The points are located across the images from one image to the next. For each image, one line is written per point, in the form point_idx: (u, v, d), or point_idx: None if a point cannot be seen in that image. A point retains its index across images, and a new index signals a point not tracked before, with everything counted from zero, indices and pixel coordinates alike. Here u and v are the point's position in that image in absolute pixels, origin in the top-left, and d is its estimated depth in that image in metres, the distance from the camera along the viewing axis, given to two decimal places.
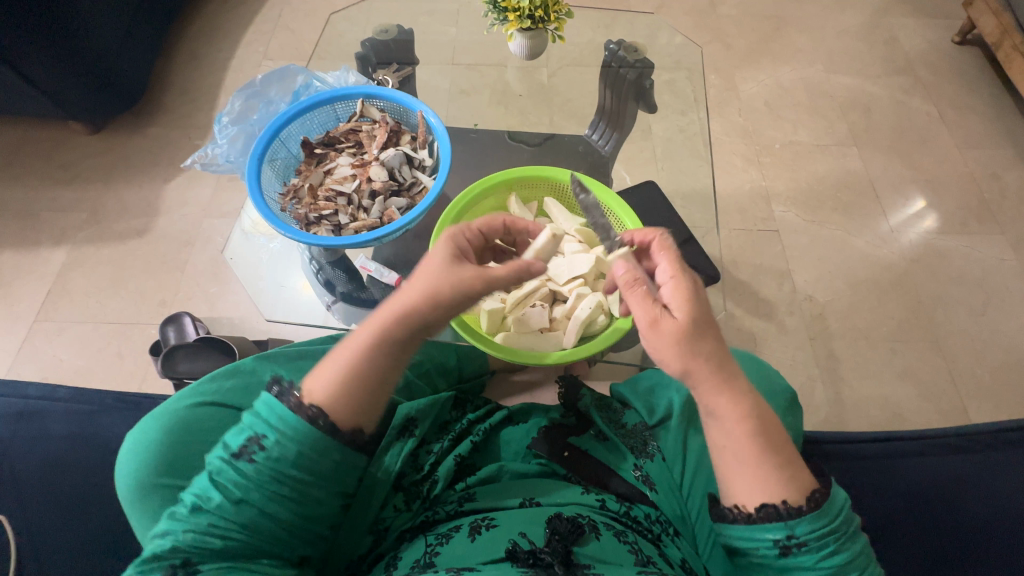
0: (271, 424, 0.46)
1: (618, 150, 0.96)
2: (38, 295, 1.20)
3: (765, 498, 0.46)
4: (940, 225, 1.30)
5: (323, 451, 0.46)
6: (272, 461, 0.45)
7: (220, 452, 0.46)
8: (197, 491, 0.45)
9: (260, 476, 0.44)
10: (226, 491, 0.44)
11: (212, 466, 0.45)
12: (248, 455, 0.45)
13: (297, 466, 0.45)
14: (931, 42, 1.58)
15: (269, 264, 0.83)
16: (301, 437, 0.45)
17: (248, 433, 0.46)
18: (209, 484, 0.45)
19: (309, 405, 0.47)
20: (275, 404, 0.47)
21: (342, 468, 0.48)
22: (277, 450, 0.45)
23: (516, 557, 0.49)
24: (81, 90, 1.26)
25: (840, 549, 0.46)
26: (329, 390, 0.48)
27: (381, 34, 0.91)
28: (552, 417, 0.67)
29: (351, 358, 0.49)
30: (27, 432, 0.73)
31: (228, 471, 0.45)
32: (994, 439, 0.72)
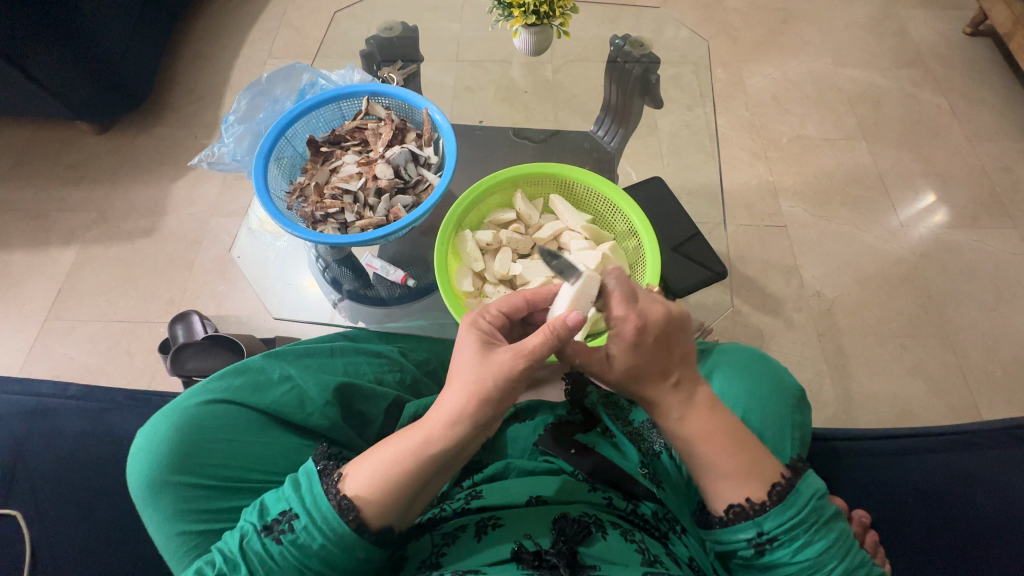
0: (305, 505, 0.47)
1: (625, 146, 0.96)
2: (48, 294, 1.21)
3: (733, 500, 0.49)
4: (951, 219, 1.29)
5: (348, 545, 0.46)
6: (296, 547, 0.46)
7: (256, 519, 0.48)
8: (225, 553, 0.47)
9: (282, 557, 0.46)
10: (250, 565, 0.46)
11: (244, 532, 0.48)
12: (276, 531, 0.47)
13: (318, 558, 0.46)
14: (942, 34, 1.56)
15: (276, 262, 0.84)
16: (329, 530, 0.46)
17: (284, 507, 0.48)
18: (237, 551, 0.47)
19: (343, 497, 0.47)
20: (315, 483, 0.48)
21: (364, 564, 0.48)
22: (303, 536, 0.46)
23: (522, 558, 0.49)
24: (88, 90, 1.27)
25: (814, 539, 0.48)
26: (368, 488, 0.47)
27: (386, 32, 0.91)
28: (558, 415, 0.67)
29: (390, 457, 0.48)
30: (40, 430, 0.74)
31: (257, 543, 0.47)
32: (1006, 436, 0.71)
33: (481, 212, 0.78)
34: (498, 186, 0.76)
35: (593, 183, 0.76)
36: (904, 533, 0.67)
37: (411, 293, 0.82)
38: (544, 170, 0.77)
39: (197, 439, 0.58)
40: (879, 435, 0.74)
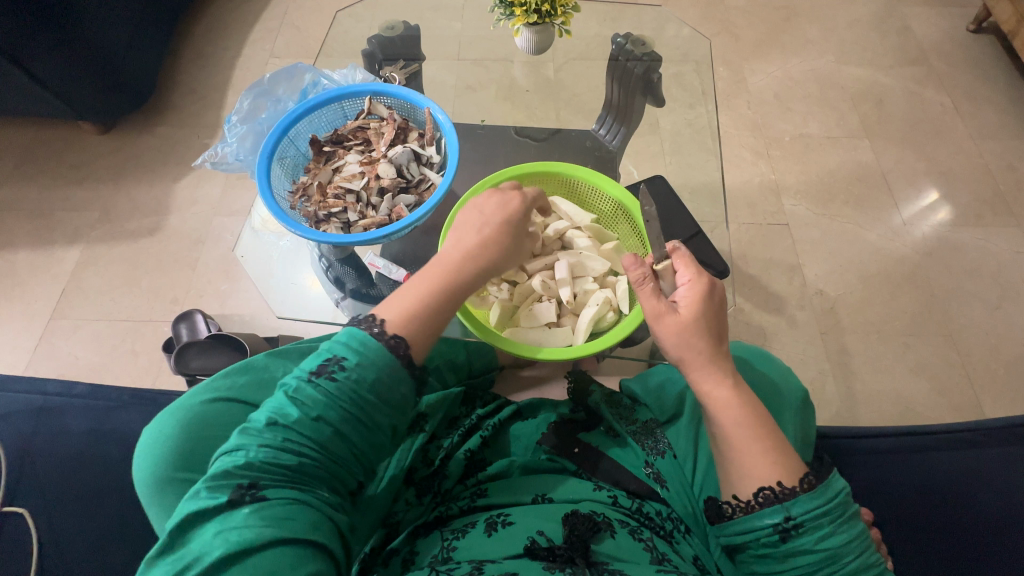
0: (351, 349, 0.46)
1: (626, 145, 0.96)
2: (53, 294, 1.22)
3: (758, 485, 0.48)
4: (954, 217, 1.29)
5: (396, 378, 0.46)
6: (352, 383, 0.44)
7: (299, 373, 0.46)
8: (271, 409, 0.44)
9: (339, 396, 0.44)
10: (304, 409, 0.43)
11: (289, 385, 0.45)
12: (327, 373, 0.45)
13: (374, 391, 0.45)
14: (945, 31, 1.55)
15: (279, 261, 0.85)
16: (382, 364, 0.46)
17: (327, 356, 0.46)
18: (286, 402, 0.44)
19: (391, 335, 0.48)
20: (355, 330, 0.47)
21: (410, 400, 0.48)
22: (356, 373, 0.45)
23: (536, 554, 0.49)
24: (91, 90, 1.27)
25: (840, 531, 0.47)
26: (405, 317, 0.50)
27: (387, 31, 0.91)
28: (561, 413, 0.68)
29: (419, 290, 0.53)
30: (47, 427, 0.74)
31: (307, 389, 0.44)
32: (1007, 434, 0.71)
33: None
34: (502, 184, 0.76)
35: (597, 183, 0.76)
36: (908, 532, 0.67)
37: None
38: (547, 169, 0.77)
39: (202, 436, 0.58)
40: (883, 433, 0.74)
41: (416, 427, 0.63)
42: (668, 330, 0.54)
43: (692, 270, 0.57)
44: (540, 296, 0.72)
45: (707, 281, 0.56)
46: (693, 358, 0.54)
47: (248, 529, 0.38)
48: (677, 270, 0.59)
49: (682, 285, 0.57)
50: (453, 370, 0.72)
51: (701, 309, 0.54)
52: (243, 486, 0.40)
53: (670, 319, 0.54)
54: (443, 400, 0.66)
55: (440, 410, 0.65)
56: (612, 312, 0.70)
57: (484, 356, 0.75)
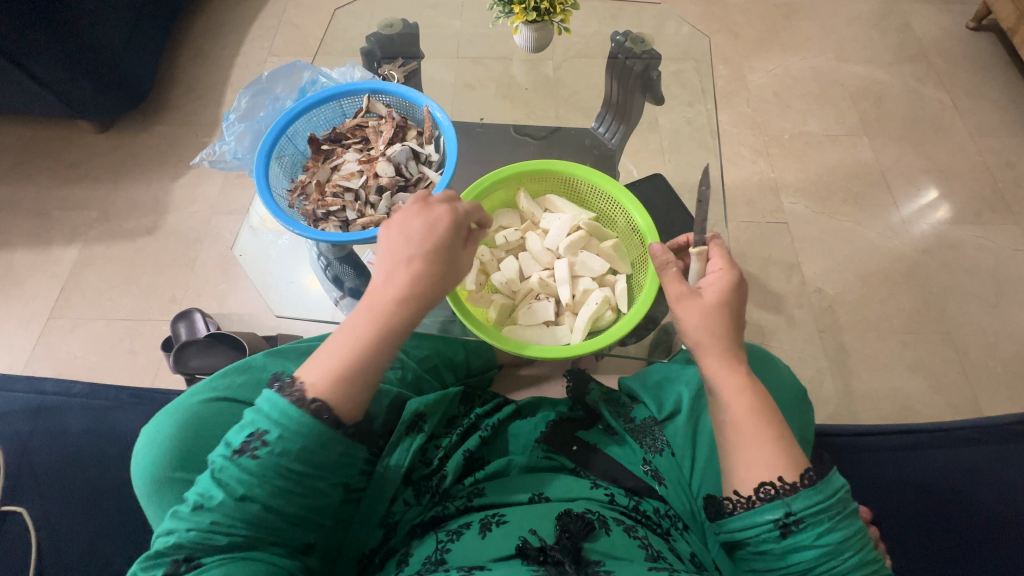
0: (271, 421, 0.46)
1: (625, 143, 0.96)
2: (51, 293, 1.22)
3: (759, 480, 0.48)
4: (953, 215, 1.29)
5: (324, 443, 0.46)
6: (276, 457, 0.45)
7: (223, 449, 0.46)
8: (199, 489, 0.46)
9: (263, 472, 0.45)
10: (228, 488, 0.45)
11: (214, 463, 0.46)
12: (250, 451, 0.45)
13: (299, 462, 0.46)
14: (945, 29, 1.55)
15: (277, 260, 0.84)
16: (303, 435, 0.45)
17: (249, 430, 0.46)
18: (211, 483, 0.45)
19: (313, 401, 0.46)
20: (274, 399, 0.46)
21: (345, 456, 0.48)
22: (277, 447, 0.45)
23: (527, 555, 0.49)
24: (89, 89, 1.27)
25: (837, 528, 0.47)
26: (329, 379, 0.48)
27: (386, 28, 0.92)
28: (559, 412, 0.68)
29: (345, 344, 0.50)
30: (44, 427, 0.74)
31: (229, 469, 0.45)
32: (1003, 432, 0.71)
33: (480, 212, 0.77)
34: (501, 184, 0.76)
35: (598, 181, 0.76)
36: (906, 529, 0.67)
37: None
38: (545, 169, 0.77)
39: (201, 435, 0.58)
40: (883, 432, 0.74)
41: (415, 428, 0.62)
42: (691, 311, 0.56)
43: (724, 262, 0.59)
44: (540, 296, 0.73)
45: (735, 273, 0.58)
46: (712, 342, 0.55)
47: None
48: (711, 258, 0.60)
49: (712, 272, 0.59)
50: (452, 368, 0.73)
51: (724, 296, 0.56)
52: (178, 560, 0.43)
53: (692, 302, 0.56)
54: (441, 400, 0.65)
55: (437, 411, 0.65)
56: (611, 310, 0.70)
57: (484, 356, 0.75)
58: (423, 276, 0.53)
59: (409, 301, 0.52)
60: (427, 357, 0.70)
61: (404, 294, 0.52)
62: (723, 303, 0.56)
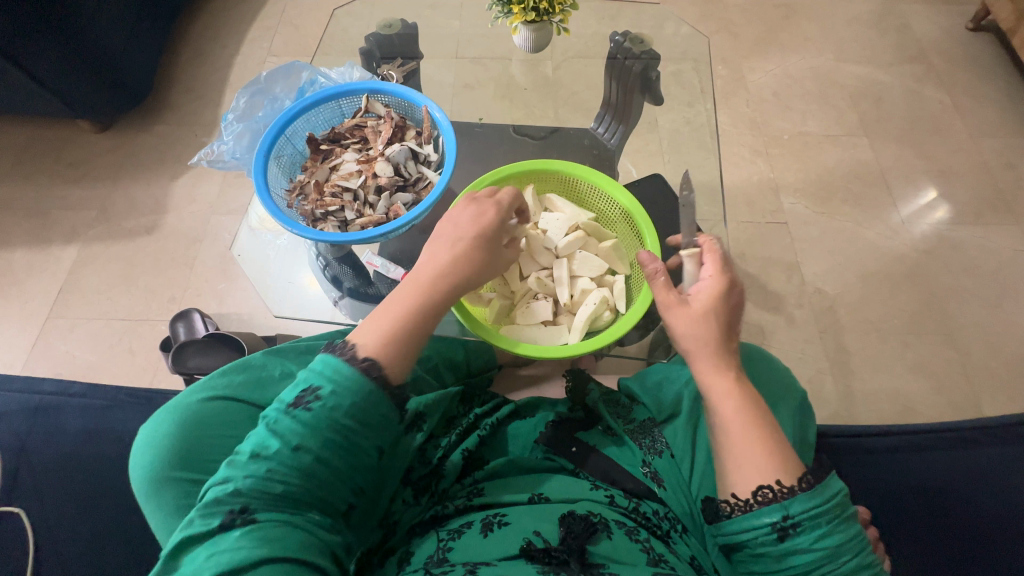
0: (327, 376, 0.47)
1: (624, 143, 0.96)
2: (50, 293, 1.22)
3: (755, 483, 0.48)
4: (952, 215, 1.29)
5: (375, 400, 0.47)
6: (330, 409, 0.45)
7: (277, 405, 0.47)
8: (253, 441, 0.45)
9: (317, 424, 0.45)
10: (283, 439, 0.44)
11: (269, 417, 0.46)
12: (305, 405, 0.46)
13: (352, 416, 0.46)
14: (945, 29, 1.55)
15: (276, 260, 0.84)
16: (356, 389, 0.46)
17: (304, 386, 0.47)
18: (266, 433, 0.45)
19: (365, 358, 0.49)
20: (329, 357, 0.49)
21: (393, 420, 0.49)
22: (333, 399, 0.46)
23: (531, 555, 0.49)
24: (88, 89, 1.27)
25: (836, 532, 0.46)
26: (382, 339, 0.51)
27: (384, 29, 0.92)
28: (559, 411, 0.68)
29: (397, 310, 0.54)
30: (43, 427, 0.74)
31: (285, 420, 0.45)
32: (1004, 433, 0.72)
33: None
34: (506, 181, 0.76)
35: (597, 182, 0.76)
36: (906, 531, 0.67)
37: None
38: (547, 167, 0.76)
39: (200, 434, 0.58)
40: (881, 433, 0.74)
41: (415, 427, 0.62)
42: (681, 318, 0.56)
43: (718, 268, 0.59)
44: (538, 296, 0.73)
45: (727, 279, 0.58)
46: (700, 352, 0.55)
47: (233, 556, 0.39)
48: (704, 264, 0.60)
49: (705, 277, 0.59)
50: (452, 368, 0.73)
51: (713, 302, 0.56)
52: (232, 512, 0.42)
53: (680, 311, 0.56)
54: (441, 399, 0.65)
55: (437, 411, 0.65)
56: (609, 310, 0.70)
57: (484, 355, 0.75)
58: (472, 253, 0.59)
59: (455, 277, 0.57)
60: (427, 357, 0.70)
61: (455, 269, 0.57)
62: (711, 310, 0.56)
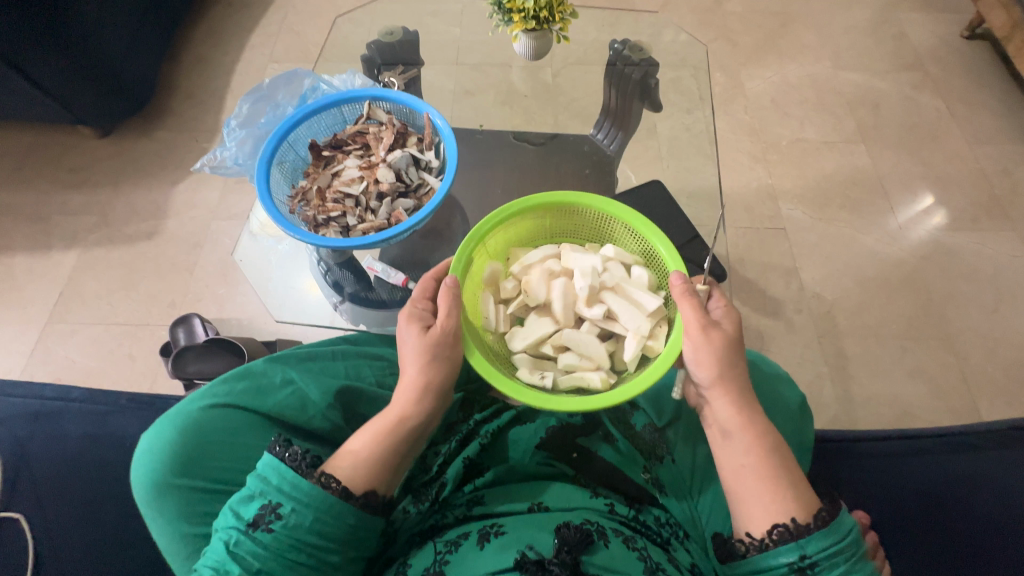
0: (284, 492, 0.48)
1: (623, 149, 0.96)
2: (49, 298, 1.22)
3: (770, 521, 0.49)
4: (950, 221, 1.29)
5: (338, 514, 0.49)
6: (289, 529, 0.48)
7: (234, 522, 0.48)
8: (213, 563, 0.48)
9: (277, 543, 0.47)
10: (244, 563, 0.47)
11: (227, 538, 0.48)
12: (264, 523, 0.48)
13: (313, 531, 0.48)
14: (940, 37, 1.57)
15: (276, 266, 0.85)
16: (316, 505, 0.48)
17: (262, 501, 0.48)
18: (227, 556, 0.47)
19: (320, 472, 0.50)
20: (283, 470, 0.49)
21: (360, 528, 0.50)
22: (292, 517, 0.48)
23: (524, 568, 0.48)
24: (90, 95, 1.27)
25: (853, 569, 0.47)
26: (360, 465, 0.53)
27: (386, 36, 0.92)
28: (560, 418, 0.65)
29: (369, 440, 0.55)
30: (43, 433, 0.74)
31: (245, 542, 0.47)
32: (1002, 437, 0.72)
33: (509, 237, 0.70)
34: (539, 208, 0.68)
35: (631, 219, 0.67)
36: (904, 535, 0.67)
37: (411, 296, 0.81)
38: (572, 190, 0.67)
39: (199, 442, 0.59)
40: (881, 437, 0.74)
41: None
42: (710, 343, 0.56)
43: (725, 313, 0.60)
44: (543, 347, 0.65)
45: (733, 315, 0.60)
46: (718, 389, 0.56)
47: None
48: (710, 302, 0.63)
49: (713, 310, 0.62)
50: None
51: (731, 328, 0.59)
52: None
53: (716, 334, 0.57)
54: None
55: (437, 419, 0.65)
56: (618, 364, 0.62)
57: None
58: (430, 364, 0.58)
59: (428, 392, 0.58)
60: None
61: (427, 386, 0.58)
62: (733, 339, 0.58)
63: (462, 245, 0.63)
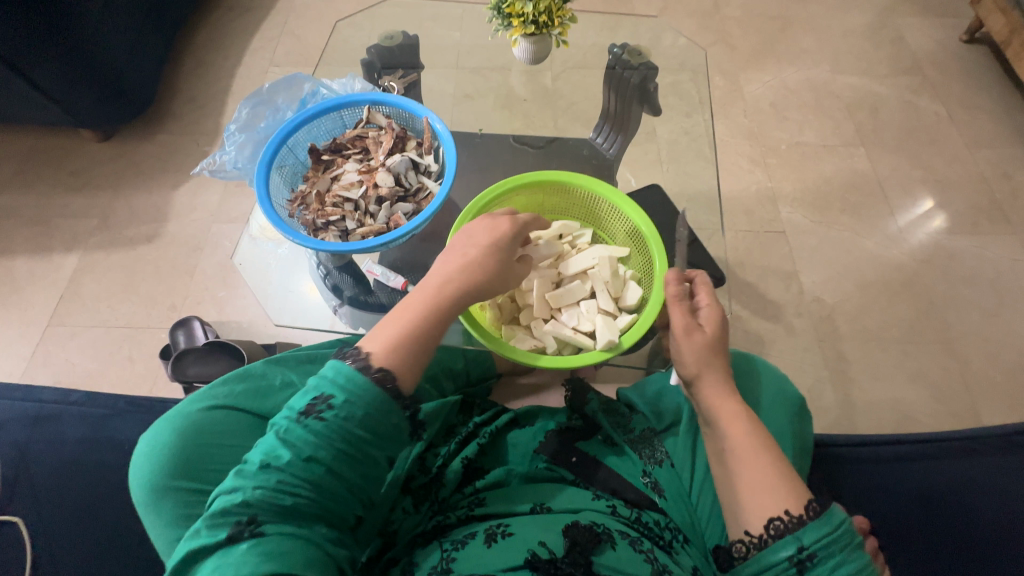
0: (339, 385, 0.47)
1: (623, 152, 0.96)
2: (50, 301, 1.22)
3: (766, 517, 0.49)
4: (950, 225, 1.29)
5: (386, 410, 0.48)
6: (342, 420, 0.46)
7: (287, 413, 0.47)
8: (263, 450, 0.45)
9: (329, 435, 0.45)
10: (296, 448, 0.45)
11: (279, 427, 0.46)
12: (316, 413, 0.46)
13: (363, 426, 0.46)
14: (939, 41, 1.57)
15: (277, 269, 0.85)
16: (369, 399, 0.47)
17: (314, 394, 0.47)
18: (277, 443, 0.45)
19: (377, 369, 0.49)
20: (340, 367, 0.48)
21: (402, 430, 0.49)
22: (345, 409, 0.46)
23: (536, 566, 0.49)
24: (92, 98, 1.28)
25: (852, 559, 0.46)
26: (390, 349, 0.52)
27: (386, 40, 0.92)
28: (559, 422, 0.68)
29: (401, 324, 0.54)
30: (43, 435, 0.74)
31: (297, 429, 0.45)
32: (1003, 442, 0.72)
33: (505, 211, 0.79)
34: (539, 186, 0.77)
35: (616, 201, 0.75)
36: (905, 539, 0.67)
37: None
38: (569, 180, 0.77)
39: (199, 444, 0.59)
40: (881, 441, 0.74)
41: (416, 436, 0.63)
42: (693, 342, 0.59)
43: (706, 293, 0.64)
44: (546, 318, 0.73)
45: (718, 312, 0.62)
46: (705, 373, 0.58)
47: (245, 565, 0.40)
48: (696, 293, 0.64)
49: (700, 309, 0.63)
50: (452, 377, 0.73)
51: (715, 328, 0.61)
52: (241, 522, 0.42)
53: (698, 335, 0.59)
54: (442, 408, 0.66)
55: (437, 420, 0.65)
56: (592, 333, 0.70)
57: (483, 365, 0.76)
58: (481, 263, 0.59)
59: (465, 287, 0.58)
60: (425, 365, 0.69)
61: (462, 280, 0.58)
62: (716, 338, 0.60)
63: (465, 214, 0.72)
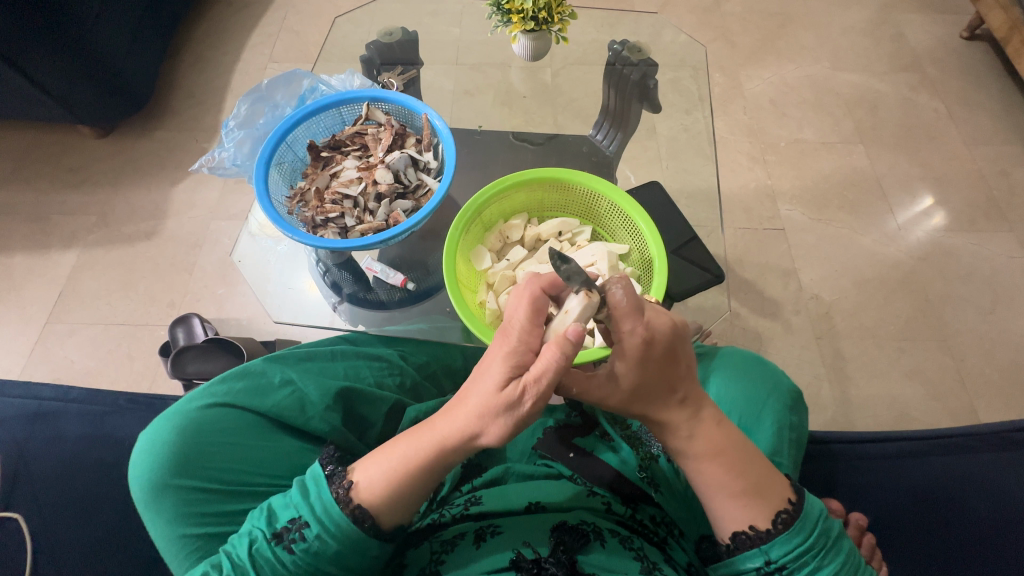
0: (316, 515, 0.49)
1: (622, 149, 0.96)
2: (48, 298, 1.22)
3: (732, 530, 0.50)
4: (948, 222, 1.30)
5: (360, 548, 0.49)
6: (310, 554, 0.48)
7: (264, 525, 0.49)
8: (234, 560, 0.48)
9: (295, 564, 0.48)
10: (262, 571, 0.48)
11: (253, 539, 0.49)
12: (287, 540, 0.49)
13: (331, 561, 0.49)
14: (939, 38, 1.57)
15: (276, 267, 0.83)
16: (342, 536, 0.48)
17: (293, 515, 0.49)
18: (247, 558, 0.48)
19: (355, 503, 0.49)
20: (324, 490, 0.50)
21: (373, 561, 0.52)
22: (316, 544, 0.48)
23: (520, 567, 0.49)
24: (89, 94, 1.27)
25: (823, 563, 0.48)
26: (378, 490, 0.49)
27: (385, 37, 0.92)
28: (557, 419, 0.68)
29: (404, 458, 0.50)
30: (41, 433, 0.74)
31: (267, 550, 0.48)
32: (999, 439, 0.72)
33: (502, 209, 0.79)
34: (537, 183, 0.77)
35: (616, 199, 0.75)
36: (897, 535, 0.68)
37: (411, 297, 0.82)
38: (568, 177, 0.77)
39: (196, 442, 0.59)
40: (876, 438, 0.74)
41: None
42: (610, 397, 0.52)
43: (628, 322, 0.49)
44: None
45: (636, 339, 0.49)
46: None
47: None
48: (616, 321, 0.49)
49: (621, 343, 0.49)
50: (451, 376, 0.79)
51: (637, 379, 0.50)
52: None
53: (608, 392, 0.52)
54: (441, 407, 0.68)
55: None
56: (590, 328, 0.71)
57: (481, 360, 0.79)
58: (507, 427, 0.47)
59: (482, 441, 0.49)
60: (425, 363, 0.77)
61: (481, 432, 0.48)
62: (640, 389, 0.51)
63: (461, 214, 0.72)
